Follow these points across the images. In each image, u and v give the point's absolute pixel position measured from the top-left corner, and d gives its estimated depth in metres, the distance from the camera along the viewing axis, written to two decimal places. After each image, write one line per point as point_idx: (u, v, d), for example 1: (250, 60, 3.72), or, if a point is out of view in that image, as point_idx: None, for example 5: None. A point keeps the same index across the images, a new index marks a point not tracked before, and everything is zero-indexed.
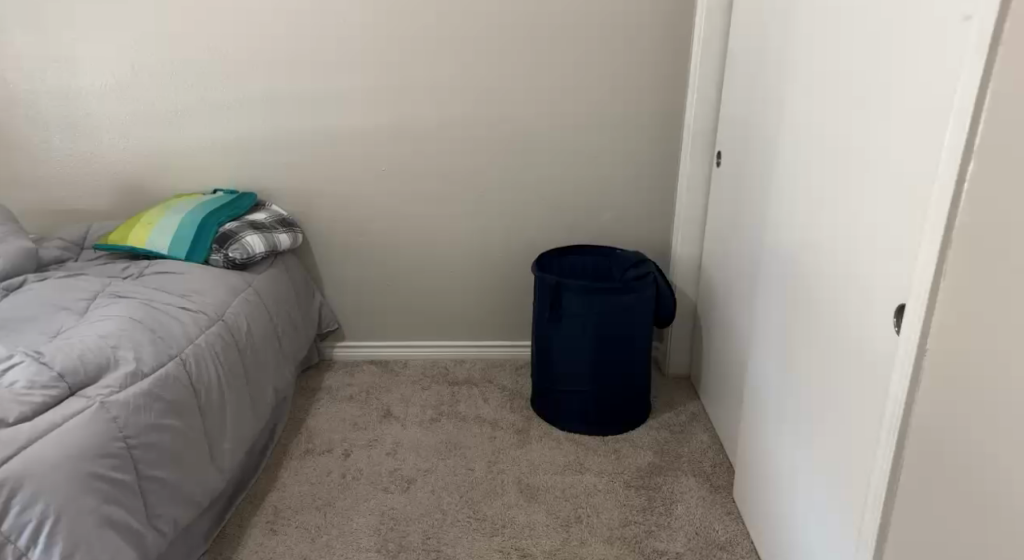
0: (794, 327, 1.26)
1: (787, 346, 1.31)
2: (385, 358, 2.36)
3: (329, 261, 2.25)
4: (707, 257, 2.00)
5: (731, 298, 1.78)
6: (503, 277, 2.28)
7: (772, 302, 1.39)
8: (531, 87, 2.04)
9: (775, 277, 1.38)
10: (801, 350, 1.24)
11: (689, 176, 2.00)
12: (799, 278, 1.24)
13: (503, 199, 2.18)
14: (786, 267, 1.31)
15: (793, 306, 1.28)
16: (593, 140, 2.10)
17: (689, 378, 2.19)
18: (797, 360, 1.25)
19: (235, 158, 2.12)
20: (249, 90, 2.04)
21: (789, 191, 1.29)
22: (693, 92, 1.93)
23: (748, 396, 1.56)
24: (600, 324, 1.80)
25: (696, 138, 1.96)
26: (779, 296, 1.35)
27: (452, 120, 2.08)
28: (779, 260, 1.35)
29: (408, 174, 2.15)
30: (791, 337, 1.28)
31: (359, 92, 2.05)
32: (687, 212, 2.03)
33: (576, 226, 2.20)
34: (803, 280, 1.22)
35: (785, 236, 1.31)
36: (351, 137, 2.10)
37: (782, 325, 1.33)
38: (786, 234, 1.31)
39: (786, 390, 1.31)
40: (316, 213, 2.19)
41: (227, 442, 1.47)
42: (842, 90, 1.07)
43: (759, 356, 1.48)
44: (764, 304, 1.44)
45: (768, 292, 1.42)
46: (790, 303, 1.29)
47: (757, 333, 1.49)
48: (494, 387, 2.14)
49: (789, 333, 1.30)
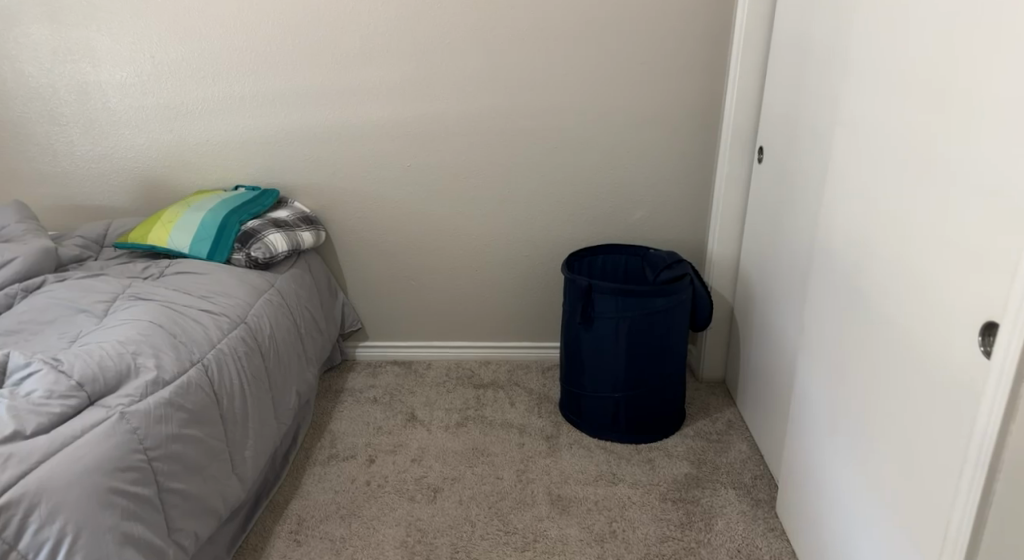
0: (851, 338, 1.18)
1: (841, 358, 1.22)
2: (409, 359, 2.31)
3: (352, 259, 2.20)
4: (746, 257, 1.91)
5: (774, 302, 1.69)
6: (530, 277, 2.21)
7: (824, 310, 1.30)
8: (561, 80, 1.95)
9: (827, 283, 1.29)
10: (858, 363, 1.15)
11: (727, 173, 1.91)
12: (857, 286, 1.16)
13: (531, 195, 2.10)
14: (842, 274, 1.22)
15: (849, 316, 1.19)
16: (626, 134, 2.01)
17: (724, 383, 2.10)
18: (854, 374, 1.17)
19: (256, 153, 2.07)
20: (270, 83, 1.99)
21: (845, 191, 1.20)
22: (733, 85, 1.83)
23: (794, 407, 1.47)
24: (634, 329, 1.72)
25: (736, 133, 1.86)
26: (832, 304, 1.26)
27: (479, 114, 2.00)
28: (832, 266, 1.26)
29: (433, 170, 2.08)
30: (847, 348, 1.20)
31: (383, 85, 1.98)
32: (725, 210, 1.94)
33: (607, 224, 2.13)
34: (862, 289, 1.14)
35: (840, 240, 1.22)
36: (375, 133, 2.04)
37: (835, 335, 1.25)
38: (842, 238, 1.22)
39: (839, 405, 1.23)
40: (339, 211, 2.13)
41: (248, 450, 1.42)
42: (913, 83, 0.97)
43: (807, 367, 1.39)
44: (814, 311, 1.36)
45: (819, 300, 1.33)
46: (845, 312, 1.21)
47: (806, 341, 1.40)
48: (521, 391, 2.08)
49: (844, 344, 1.21)
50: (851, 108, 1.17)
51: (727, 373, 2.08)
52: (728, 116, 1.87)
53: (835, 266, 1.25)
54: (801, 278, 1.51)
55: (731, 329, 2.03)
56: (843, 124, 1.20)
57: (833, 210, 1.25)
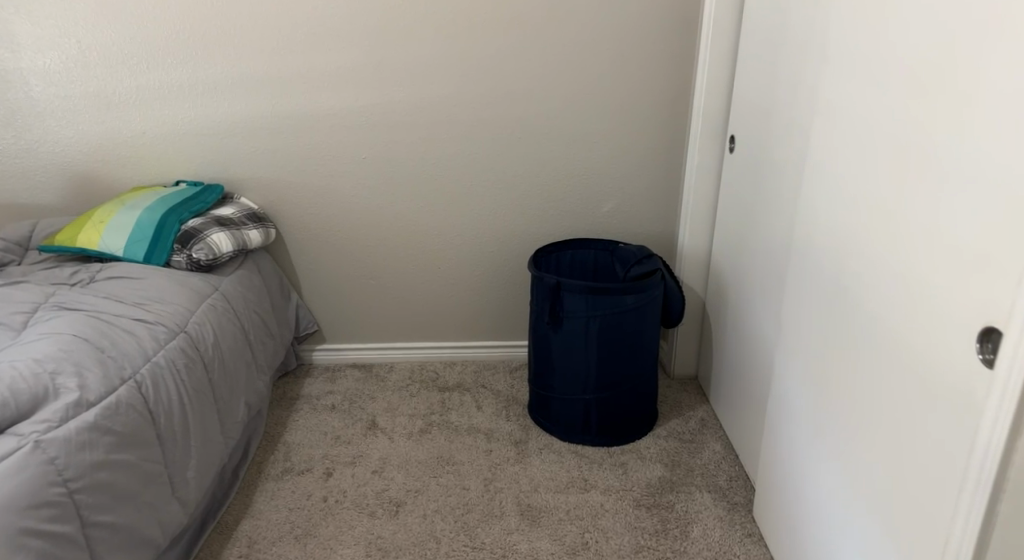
0: (831, 340, 1.13)
1: (820, 359, 1.17)
2: (370, 362, 2.20)
3: (306, 258, 2.08)
4: (717, 251, 1.86)
5: (748, 298, 1.64)
6: (496, 273, 2.13)
7: (800, 309, 1.25)
8: (525, 67, 1.86)
9: (803, 281, 1.24)
10: (839, 365, 1.10)
11: (697, 164, 1.85)
12: (837, 284, 1.10)
13: (495, 189, 2.01)
14: (819, 272, 1.17)
15: (828, 316, 1.14)
16: (593, 125, 1.94)
17: (696, 379, 2.06)
18: (835, 377, 1.12)
19: (199, 146, 1.92)
20: (213, 71, 1.84)
21: (822, 185, 1.14)
22: (702, 72, 1.77)
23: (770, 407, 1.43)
24: (604, 328, 1.66)
25: (706, 122, 1.80)
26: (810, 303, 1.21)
27: (438, 104, 1.90)
28: (809, 262, 1.21)
29: (392, 163, 1.97)
30: (826, 350, 1.15)
31: (336, 73, 1.86)
32: (695, 203, 1.89)
33: (574, 218, 2.05)
34: (842, 287, 1.08)
35: (817, 236, 1.17)
36: (328, 123, 1.91)
37: (813, 334, 1.20)
38: (820, 234, 1.17)
39: (818, 408, 1.18)
40: (290, 207, 2.01)
41: (190, 471, 1.30)
42: (895, 73, 0.91)
43: (783, 367, 1.34)
44: (790, 309, 1.30)
45: (795, 297, 1.28)
46: (823, 311, 1.16)
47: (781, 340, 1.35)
48: (488, 393, 2.00)
49: (823, 346, 1.16)
50: (827, 97, 1.11)
51: (699, 370, 2.04)
52: (698, 105, 1.81)
53: (812, 262, 1.19)
54: (776, 275, 1.46)
55: (702, 324, 1.98)
56: (818, 113, 1.14)
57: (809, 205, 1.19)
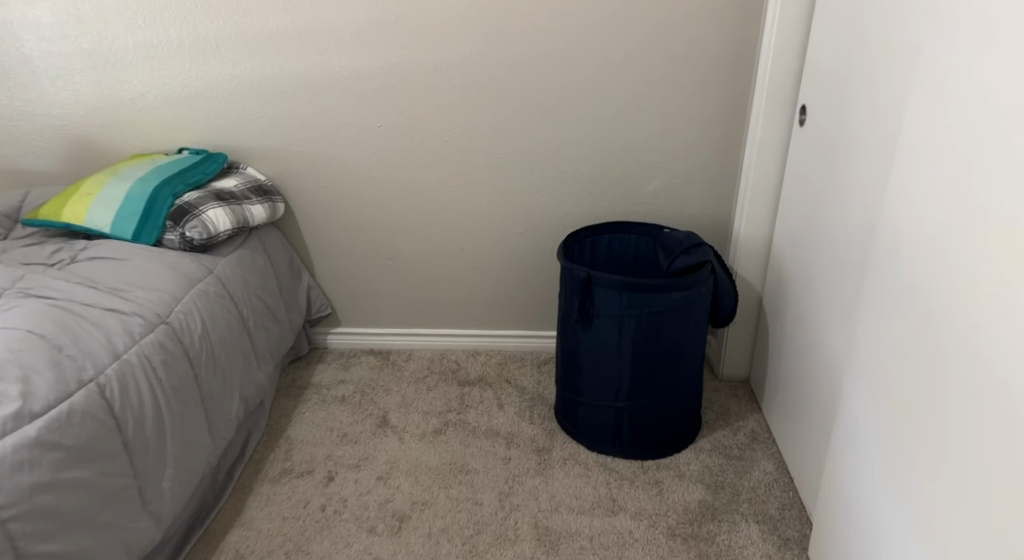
0: (935, 371, 0.88)
1: (919, 393, 0.92)
2: (387, 348, 2.04)
3: (319, 235, 1.91)
4: (779, 240, 1.60)
5: (813, 299, 1.39)
6: (524, 257, 1.92)
7: (889, 326, 1.01)
8: (561, 21, 1.60)
9: (896, 291, 0.99)
10: (944, 406, 0.86)
11: (760, 138, 1.57)
12: (948, 302, 0.85)
13: (525, 163, 1.79)
14: (923, 283, 0.91)
15: (931, 340, 0.89)
16: (638, 90, 1.68)
17: (747, 383, 1.82)
18: (937, 420, 0.88)
19: (200, 111, 1.74)
20: (211, 28, 1.64)
21: (942, 170, 0.88)
22: (770, 26, 1.47)
23: (841, 435, 1.19)
24: (640, 329, 1.44)
25: (773, 87, 1.51)
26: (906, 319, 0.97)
27: (461, 65, 1.67)
28: (907, 270, 0.95)
29: (409, 132, 1.76)
30: (927, 383, 0.90)
31: (346, 30, 1.64)
32: (756, 182, 1.61)
33: (612, 197, 1.81)
34: (954, 309, 0.83)
35: (924, 235, 0.92)
36: (339, 88, 1.71)
37: (907, 359, 0.95)
38: (924, 234, 0.91)
39: (913, 453, 0.94)
40: (300, 180, 1.83)
41: (166, 480, 1.17)
42: None
43: (865, 390, 1.10)
44: (875, 324, 1.06)
45: (886, 308, 1.03)
46: (926, 332, 0.91)
47: (862, 359, 1.10)
48: (512, 389, 1.82)
49: (922, 376, 0.91)
50: (955, 57, 0.84)
51: (752, 373, 1.80)
52: (764, 66, 1.52)
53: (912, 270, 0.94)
54: (851, 278, 1.21)
55: (758, 323, 1.73)
56: (946, 82, 0.87)
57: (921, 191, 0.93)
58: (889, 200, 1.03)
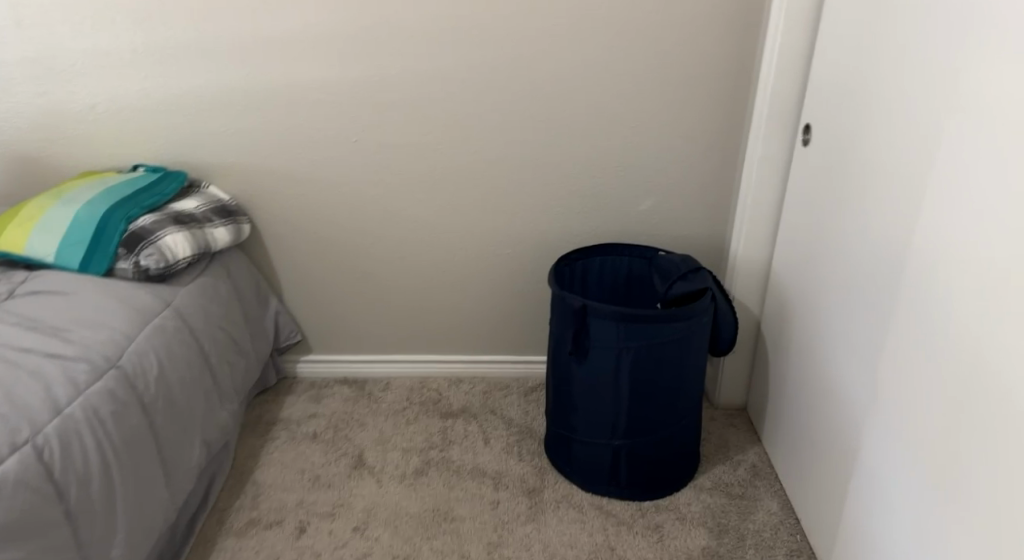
0: (996, 428, 0.79)
1: (975, 449, 0.84)
2: (363, 377, 1.92)
3: (289, 257, 1.78)
4: (779, 264, 1.53)
5: (821, 331, 1.31)
6: (510, 279, 1.82)
7: (938, 371, 0.92)
8: (549, 32, 1.50)
9: (945, 334, 0.90)
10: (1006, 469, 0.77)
11: (760, 157, 1.49)
12: (1009, 352, 0.76)
13: (511, 181, 1.68)
14: (978, 327, 0.82)
15: (991, 392, 0.80)
16: (631, 105, 1.58)
17: (744, 411, 1.74)
18: (997, 482, 0.79)
19: (158, 125, 1.60)
20: (168, 35, 1.51)
21: (995, 209, 0.79)
22: (772, 40, 1.39)
23: (875, 483, 1.10)
24: (638, 363, 1.34)
25: (774, 104, 1.43)
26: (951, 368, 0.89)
27: (442, 77, 1.56)
28: (959, 311, 0.86)
29: (386, 148, 1.65)
30: (987, 439, 0.81)
31: (317, 39, 1.52)
32: (755, 204, 1.53)
33: (602, 217, 1.72)
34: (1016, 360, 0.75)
35: (974, 278, 0.84)
36: (310, 100, 1.59)
37: (963, 409, 0.86)
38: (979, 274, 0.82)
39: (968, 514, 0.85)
40: (268, 199, 1.70)
41: (116, 549, 1.03)
42: None
43: (903, 438, 1.02)
44: (920, 366, 0.97)
45: (930, 351, 0.94)
46: (980, 385, 0.83)
47: (902, 403, 1.02)
48: (498, 421, 1.71)
49: (981, 432, 0.82)
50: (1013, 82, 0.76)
51: (750, 401, 1.72)
52: (764, 82, 1.44)
53: (964, 312, 0.85)
54: (867, 314, 1.13)
55: (757, 350, 1.65)
56: (994, 112, 0.79)
57: (965, 229, 0.85)
58: (926, 234, 0.95)
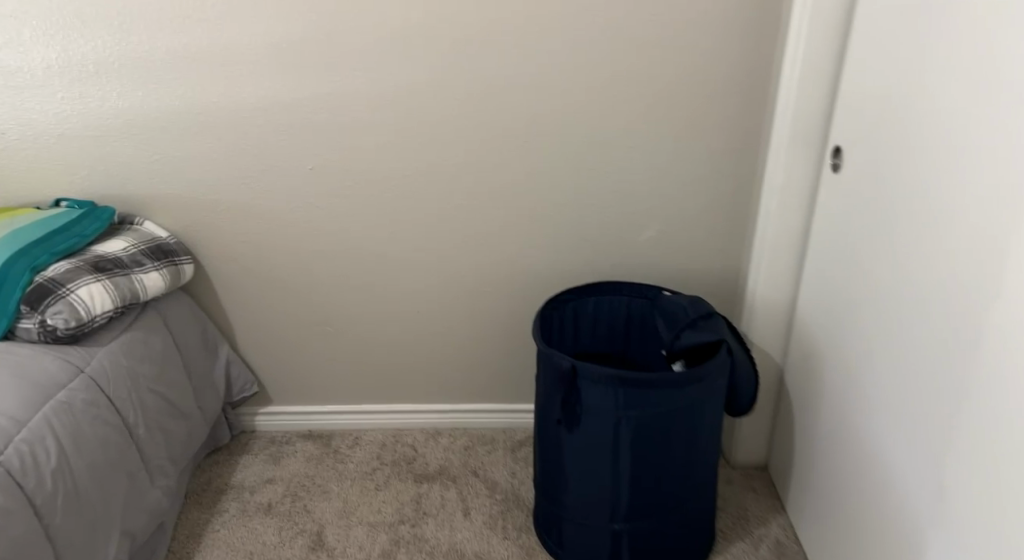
0: None
1: None
2: (331, 430, 1.70)
3: (242, 300, 1.56)
4: (809, 305, 1.31)
5: (871, 396, 1.08)
6: (493, 320, 1.60)
7: None
8: (530, 40, 1.29)
9: None
10: None
11: (780, 185, 1.28)
12: None
13: (491, 212, 1.47)
14: None
15: None
16: (627, 124, 1.37)
17: (764, 470, 1.54)
18: None
19: (82, 154, 1.38)
20: (86, 50, 1.29)
21: None
22: (793, 49, 1.18)
23: None
24: (642, 436, 1.13)
25: (797, 123, 1.22)
26: None
27: (408, 94, 1.34)
28: None
29: (348, 177, 1.43)
30: None
31: (260, 52, 1.30)
32: (776, 237, 1.32)
33: (599, 250, 1.51)
34: None
35: None
36: (256, 123, 1.37)
37: None
38: None
39: None
40: (214, 235, 1.48)
41: None
42: None
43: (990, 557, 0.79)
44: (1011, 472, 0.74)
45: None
46: None
47: (987, 512, 0.79)
48: (481, 486, 1.49)
49: None
50: None
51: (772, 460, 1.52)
52: (784, 98, 1.23)
53: None
54: (936, 387, 0.90)
55: (777, 403, 1.46)
56: None
57: None
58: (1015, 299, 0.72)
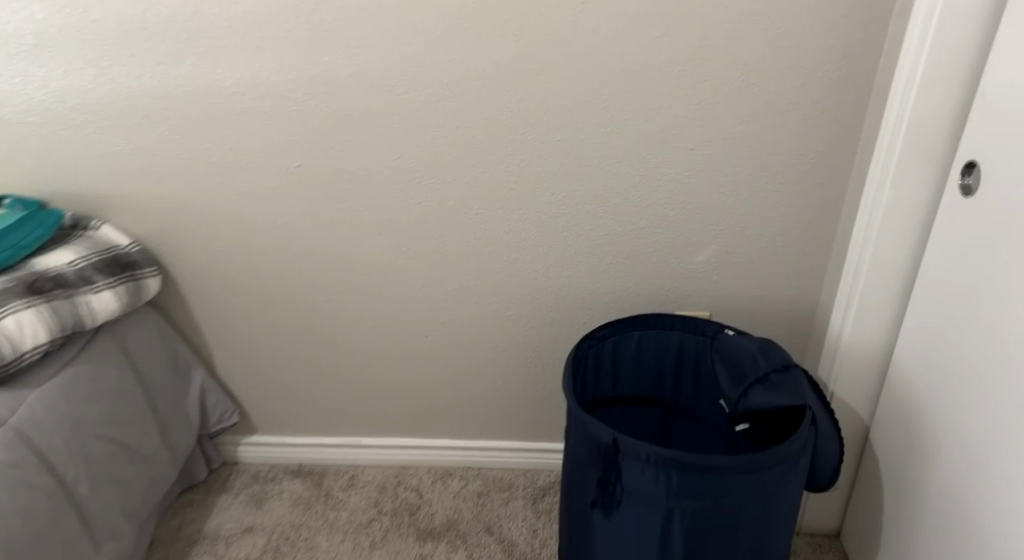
0: None
1: None
2: (324, 465, 1.48)
3: (222, 318, 1.33)
4: (910, 358, 1.04)
5: (1004, 499, 0.82)
6: (517, 348, 1.36)
7: None
8: (571, 13, 1.01)
9: None
10: None
11: (886, 206, 0.99)
12: None
13: (517, 223, 1.22)
14: None
15: None
16: (689, 121, 1.10)
17: (832, 537, 1.30)
18: None
19: (28, 144, 1.15)
20: (21, 16, 1.04)
21: None
22: (915, 33, 0.89)
23: None
24: (698, 530, 0.88)
25: (917, 129, 0.93)
26: None
27: (417, 79, 1.08)
28: None
29: (344, 178, 1.18)
30: None
31: (233, 23, 1.03)
32: (874, 271, 1.05)
33: (645, 270, 1.26)
34: None
35: None
36: (230, 112, 1.11)
37: None
38: None
39: None
40: (187, 243, 1.25)
41: None
42: None
43: None
44: None
45: None
46: None
47: None
48: (493, 548, 1.28)
49: None
50: None
51: (846, 528, 1.27)
52: (896, 97, 0.94)
53: None
54: None
55: (860, 463, 1.21)
56: None
57: None
58: None
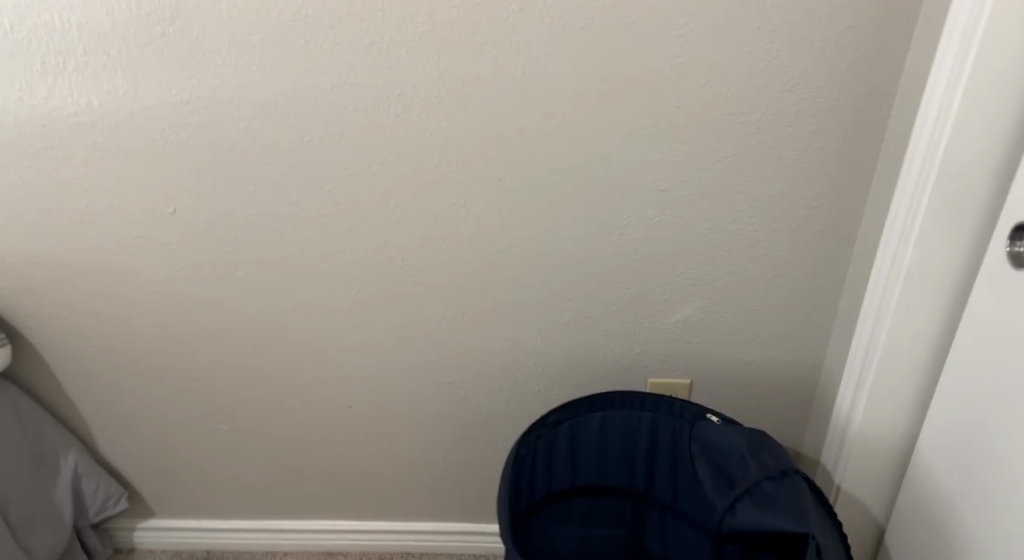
0: None
1: None
2: (236, 553, 1.26)
3: (102, 388, 1.10)
4: (937, 456, 0.84)
5: None
6: (460, 421, 1.14)
7: None
8: (506, 23, 0.79)
9: None
10: None
11: (908, 268, 0.79)
12: None
13: (452, 277, 0.99)
14: None
15: None
16: (661, 156, 0.88)
17: None
18: None
19: None
20: None
21: None
22: (948, 51, 0.69)
23: None
24: None
25: (949, 175, 0.73)
26: None
27: (315, 106, 0.85)
28: None
29: (235, 226, 0.95)
30: None
31: (70, 37, 0.80)
32: (892, 345, 0.84)
33: (609, 333, 1.04)
34: None
35: None
36: (82, 148, 0.88)
37: None
38: None
39: None
40: (47, 303, 1.02)
41: None
42: None
43: None
44: None
45: None
46: None
47: None
48: None
49: None
50: None
51: None
52: (921, 133, 0.74)
53: None
54: None
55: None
56: None
57: None
58: None
